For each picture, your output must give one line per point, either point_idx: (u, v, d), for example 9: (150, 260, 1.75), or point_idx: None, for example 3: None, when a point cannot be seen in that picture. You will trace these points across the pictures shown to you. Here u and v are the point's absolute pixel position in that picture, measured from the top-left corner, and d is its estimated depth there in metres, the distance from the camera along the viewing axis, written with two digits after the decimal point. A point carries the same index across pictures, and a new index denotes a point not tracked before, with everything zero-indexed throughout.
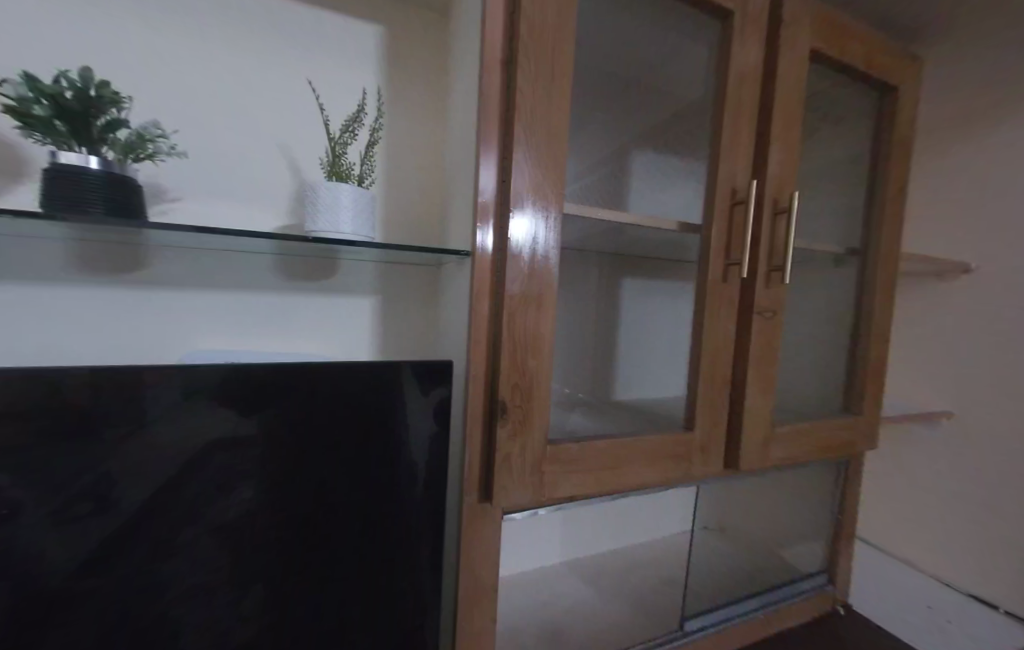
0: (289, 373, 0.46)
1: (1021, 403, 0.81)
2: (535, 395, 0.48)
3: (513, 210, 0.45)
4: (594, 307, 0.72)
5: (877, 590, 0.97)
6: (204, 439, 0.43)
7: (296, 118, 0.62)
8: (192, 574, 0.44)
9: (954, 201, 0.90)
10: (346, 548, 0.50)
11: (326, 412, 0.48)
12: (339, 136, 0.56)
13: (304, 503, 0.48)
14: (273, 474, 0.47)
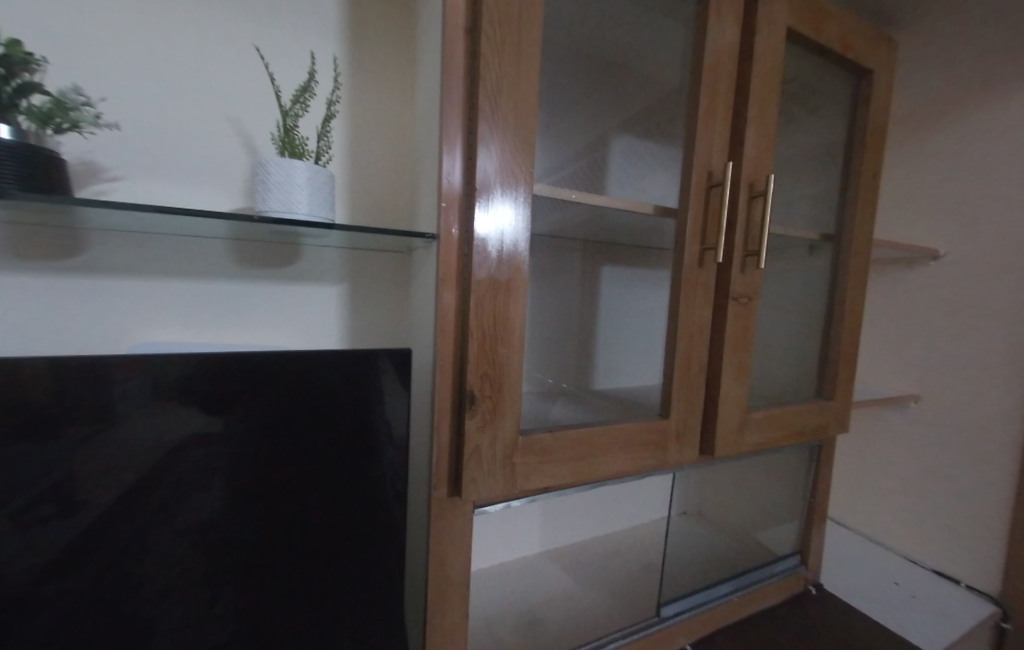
0: (256, 368, 0.46)
1: (974, 380, 0.93)
2: (507, 385, 0.46)
3: (478, 191, 0.43)
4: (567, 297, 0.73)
5: (850, 571, 1.00)
6: (172, 437, 0.43)
7: (243, 89, 0.57)
8: (162, 574, 0.44)
9: (921, 199, 1.00)
10: (324, 544, 0.51)
11: (298, 407, 0.48)
12: (291, 108, 0.52)
13: (279, 500, 0.48)
14: (245, 471, 0.46)
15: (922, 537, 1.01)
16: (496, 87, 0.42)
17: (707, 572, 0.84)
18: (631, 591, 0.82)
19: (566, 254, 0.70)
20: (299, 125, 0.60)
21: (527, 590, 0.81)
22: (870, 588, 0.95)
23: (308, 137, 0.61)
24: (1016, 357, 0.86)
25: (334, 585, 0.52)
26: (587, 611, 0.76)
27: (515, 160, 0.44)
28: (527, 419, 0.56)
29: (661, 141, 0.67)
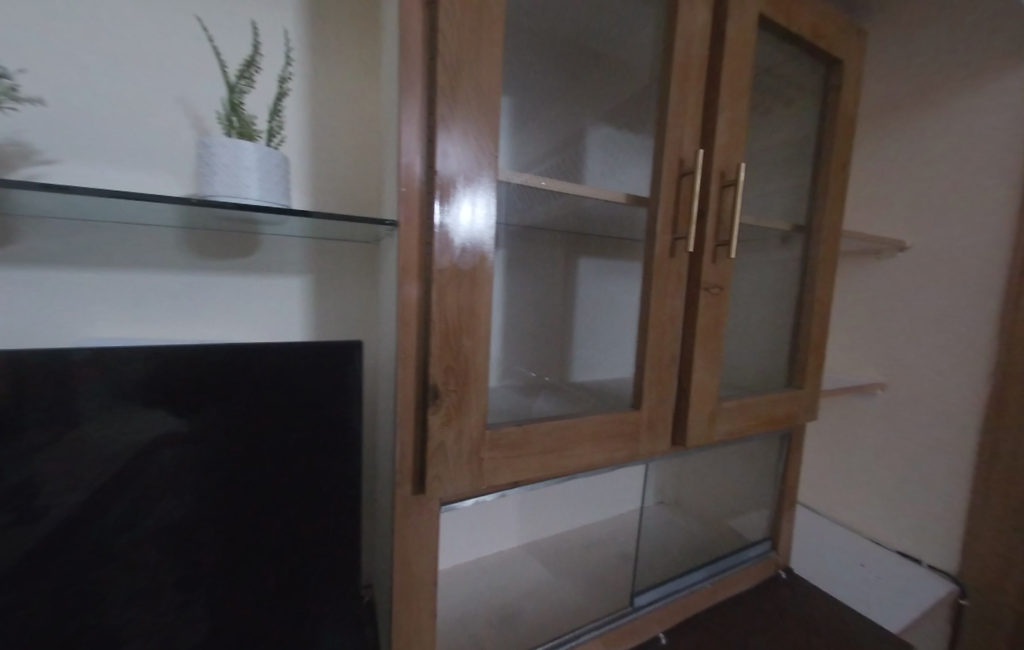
0: (236, 363, 0.47)
1: (937, 368, 0.96)
2: (472, 378, 0.44)
3: (439, 175, 0.40)
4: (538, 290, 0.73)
5: (818, 554, 1.03)
6: (155, 432, 0.45)
7: (186, 62, 0.54)
8: (133, 574, 0.45)
9: (889, 191, 1.02)
10: (306, 535, 0.52)
11: (277, 401, 0.49)
12: (237, 85, 0.49)
13: (261, 491, 0.49)
14: (228, 464, 0.48)
15: (887, 520, 1.05)
16: (455, 63, 0.39)
17: (681, 560, 0.85)
18: (607, 581, 0.82)
19: (535, 246, 0.70)
20: (245, 101, 0.56)
21: (503, 584, 0.80)
22: (837, 569, 0.98)
23: (256, 115, 0.57)
24: (975, 346, 0.89)
25: (316, 577, 0.53)
26: (563, 603, 0.76)
27: (479, 142, 0.42)
28: (497, 414, 0.54)
29: (634, 130, 0.66)
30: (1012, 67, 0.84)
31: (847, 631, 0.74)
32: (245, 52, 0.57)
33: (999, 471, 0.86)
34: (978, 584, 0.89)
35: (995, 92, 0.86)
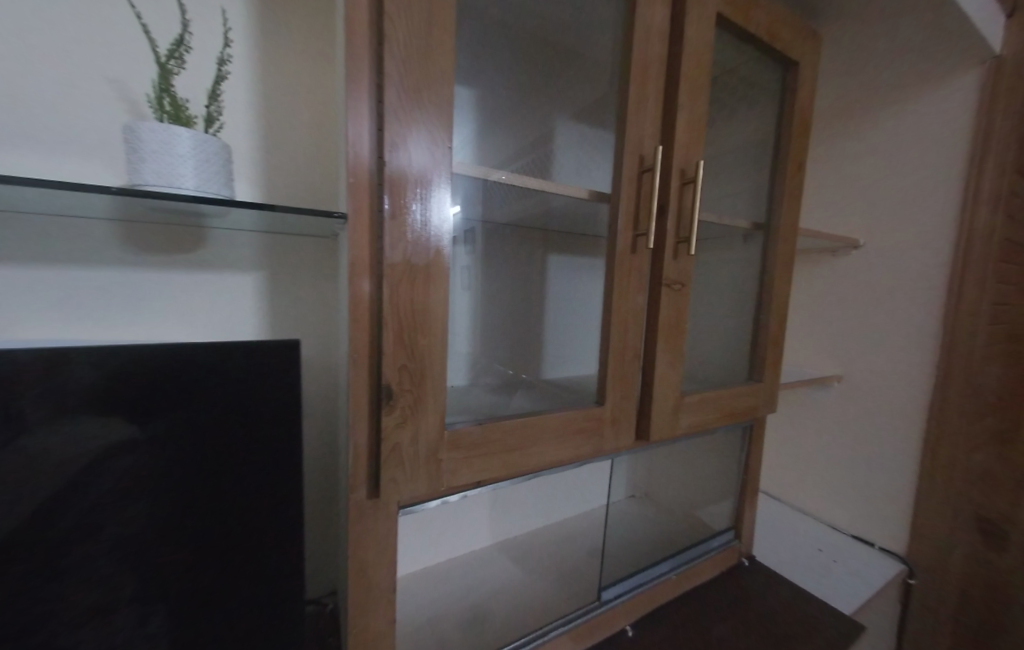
0: (169, 372, 0.44)
1: (886, 360, 1.01)
2: (429, 377, 0.43)
3: (388, 164, 0.38)
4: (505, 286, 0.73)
5: (780, 541, 1.07)
6: (96, 447, 0.41)
7: (110, 37, 0.49)
8: (86, 592, 0.42)
9: (844, 191, 1.07)
10: (258, 549, 0.49)
11: (218, 410, 0.46)
12: (163, 66, 0.46)
13: (204, 506, 0.46)
14: (163, 479, 0.44)
15: (843, 505, 1.10)
16: (404, 49, 0.38)
17: (650, 552, 0.87)
18: (576, 576, 0.83)
19: (496, 242, 0.70)
20: (175, 83, 0.52)
21: (473, 585, 0.79)
22: (797, 555, 1.02)
23: (188, 98, 0.53)
24: (921, 338, 0.95)
25: (272, 591, 0.50)
26: (533, 601, 0.75)
27: (432, 132, 0.40)
28: (458, 414, 0.53)
29: (597, 126, 0.67)
30: (953, 75, 0.89)
31: (805, 615, 0.76)
32: (172, 26, 0.53)
33: (942, 456, 0.91)
34: (924, 563, 0.95)
35: (938, 98, 0.91)
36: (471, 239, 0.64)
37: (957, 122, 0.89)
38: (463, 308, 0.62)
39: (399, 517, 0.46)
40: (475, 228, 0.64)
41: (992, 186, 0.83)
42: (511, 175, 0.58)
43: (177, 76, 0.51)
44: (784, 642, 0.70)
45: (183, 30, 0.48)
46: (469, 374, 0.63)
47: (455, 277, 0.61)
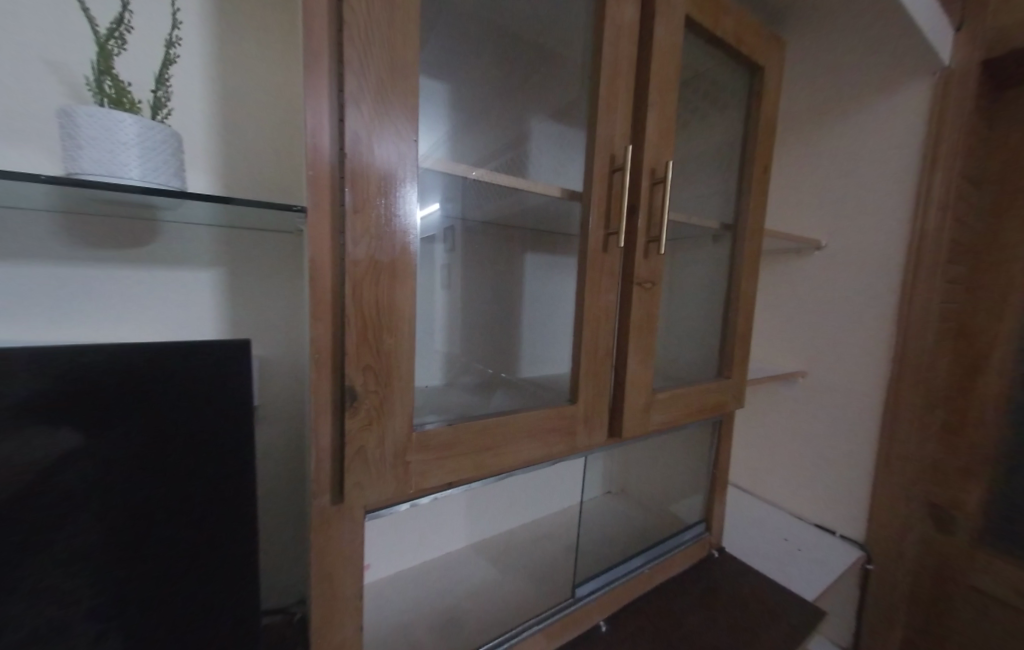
0: (112, 379, 0.41)
1: (846, 356, 1.06)
2: (396, 378, 0.41)
3: (350, 156, 0.37)
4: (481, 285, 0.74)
5: (748, 531, 1.11)
6: (39, 459, 0.38)
7: (45, 15, 0.46)
8: (28, 619, 0.38)
9: (807, 194, 1.11)
10: (217, 561, 0.47)
11: (168, 417, 0.43)
12: (103, 48, 0.43)
13: (155, 520, 0.43)
14: (106, 495, 0.41)
15: (806, 496, 1.15)
16: (365, 38, 0.36)
17: (624, 547, 0.88)
18: (552, 573, 0.83)
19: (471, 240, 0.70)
20: (117, 66, 0.49)
21: (448, 587, 0.78)
22: (765, 544, 1.06)
23: (130, 82, 0.50)
24: (877, 334, 1.00)
25: (233, 604, 0.48)
26: (508, 601, 0.75)
27: (397, 123, 0.39)
28: (428, 414, 0.52)
29: (568, 124, 0.67)
30: (906, 85, 0.94)
31: (770, 604, 0.79)
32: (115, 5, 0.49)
33: (896, 446, 0.96)
34: (880, 548, 1.00)
35: (892, 106, 0.96)
36: (452, 240, 0.67)
37: (909, 130, 0.94)
38: (449, 305, 0.66)
39: (366, 522, 0.44)
40: (448, 226, 0.64)
41: (940, 192, 0.89)
42: (483, 172, 0.58)
43: (119, 59, 0.48)
44: (752, 630, 0.73)
45: (125, 8, 0.45)
46: (445, 373, 0.64)
47: (426, 274, 0.60)
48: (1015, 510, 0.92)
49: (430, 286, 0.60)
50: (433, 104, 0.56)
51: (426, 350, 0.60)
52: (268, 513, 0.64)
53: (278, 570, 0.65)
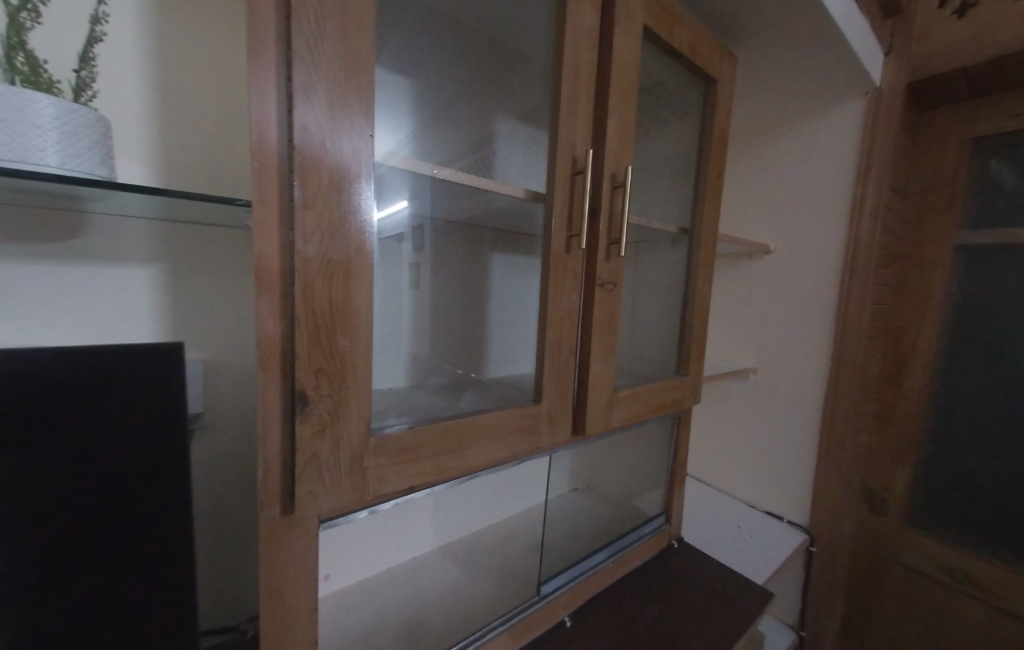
0: (31, 389, 0.37)
1: (791, 353, 1.13)
2: (352, 382, 0.40)
3: (298, 149, 0.35)
4: (444, 287, 0.74)
5: (705, 521, 1.17)
6: None
7: None
8: None
9: (757, 201, 1.18)
10: (150, 584, 0.43)
11: (95, 429, 0.40)
12: (14, 19, 0.39)
13: (78, 546, 0.39)
14: (14, 525, 0.36)
15: (757, 485, 1.22)
16: (315, 25, 0.35)
17: (588, 542, 0.90)
18: (517, 572, 0.83)
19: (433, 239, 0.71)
20: (31, 41, 0.44)
21: (413, 593, 0.77)
22: (720, 532, 1.11)
23: (46, 58, 0.45)
24: (819, 333, 1.07)
25: (172, 627, 0.45)
26: (473, 604, 0.74)
27: (350, 116, 0.37)
28: (389, 416, 0.50)
29: (531, 125, 0.67)
30: (843, 102, 1.01)
31: (724, 589, 0.83)
32: None
33: (835, 436, 1.04)
34: (822, 532, 1.08)
35: (831, 122, 1.03)
36: (420, 238, 0.68)
37: (847, 143, 1.01)
38: (418, 305, 0.68)
39: (319, 532, 0.43)
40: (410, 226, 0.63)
41: (873, 201, 0.96)
42: (445, 170, 0.57)
43: (32, 32, 0.44)
44: (708, 616, 0.76)
45: None
46: (409, 373, 0.65)
47: (387, 271, 0.58)
48: (935, 491, 1.01)
49: (390, 282, 0.58)
50: (390, 97, 0.54)
51: (389, 351, 0.59)
52: (215, 526, 0.60)
53: (226, 586, 0.62)
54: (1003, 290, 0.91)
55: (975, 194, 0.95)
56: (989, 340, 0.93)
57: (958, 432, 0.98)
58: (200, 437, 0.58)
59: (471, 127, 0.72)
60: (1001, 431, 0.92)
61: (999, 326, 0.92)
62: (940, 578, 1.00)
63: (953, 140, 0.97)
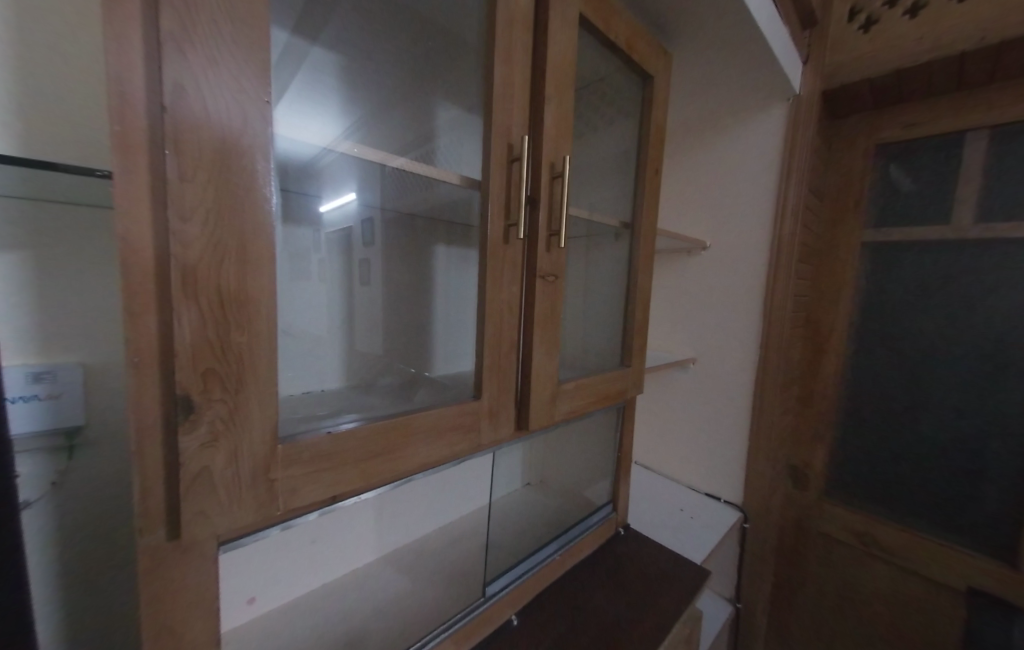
0: None
1: (725, 342, 1.19)
2: (251, 383, 0.35)
3: (170, 113, 0.30)
4: (383, 284, 0.70)
5: (648, 505, 1.21)
6: None
7: None
8: None
9: (693, 198, 1.24)
10: None
11: None
12: None
13: None
14: None
15: (696, 468, 1.28)
16: None
17: (538, 535, 0.89)
18: (464, 572, 0.80)
19: (371, 236, 0.68)
20: None
21: (351, 608, 0.72)
22: (663, 516, 1.16)
23: None
24: (749, 324, 1.14)
25: None
26: (416, 611, 0.71)
27: (238, 77, 0.32)
28: (311, 419, 0.46)
29: (464, 108, 0.64)
30: (768, 106, 1.08)
31: (666, 572, 0.86)
32: None
33: (764, 420, 1.11)
34: (754, 510, 1.15)
35: (758, 125, 1.10)
36: (370, 233, 0.68)
37: (772, 145, 1.08)
38: (365, 304, 0.68)
39: (219, 556, 0.37)
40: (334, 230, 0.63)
41: (794, 200, 1.03)
42: (365, 151, 0.54)
43: None
44: (651, 600, 0.78)
45: None
46: (345, 375, 0.64)
47: (298, 269, 0.56)
48: (848, 466, 1.12)
49: (315, 278, 0.58)
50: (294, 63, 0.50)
51: (312, 353, 0.58)
52: (101, 556, 0.52)
53: (124, 619, 0.54)
54: (902, 282, 1.02)
55: (879, 196, 1.05)
56: (891, 327, 1.04)
57: (865, 412, 1.08)
58: (83, 452, 0.50)
59: (407, 113, 0.69)
60: (901, 408, 1.03)
61: (899, 315, 1.03)
62: (853, 544, 1.10)
63: (861, 147, 1.06)
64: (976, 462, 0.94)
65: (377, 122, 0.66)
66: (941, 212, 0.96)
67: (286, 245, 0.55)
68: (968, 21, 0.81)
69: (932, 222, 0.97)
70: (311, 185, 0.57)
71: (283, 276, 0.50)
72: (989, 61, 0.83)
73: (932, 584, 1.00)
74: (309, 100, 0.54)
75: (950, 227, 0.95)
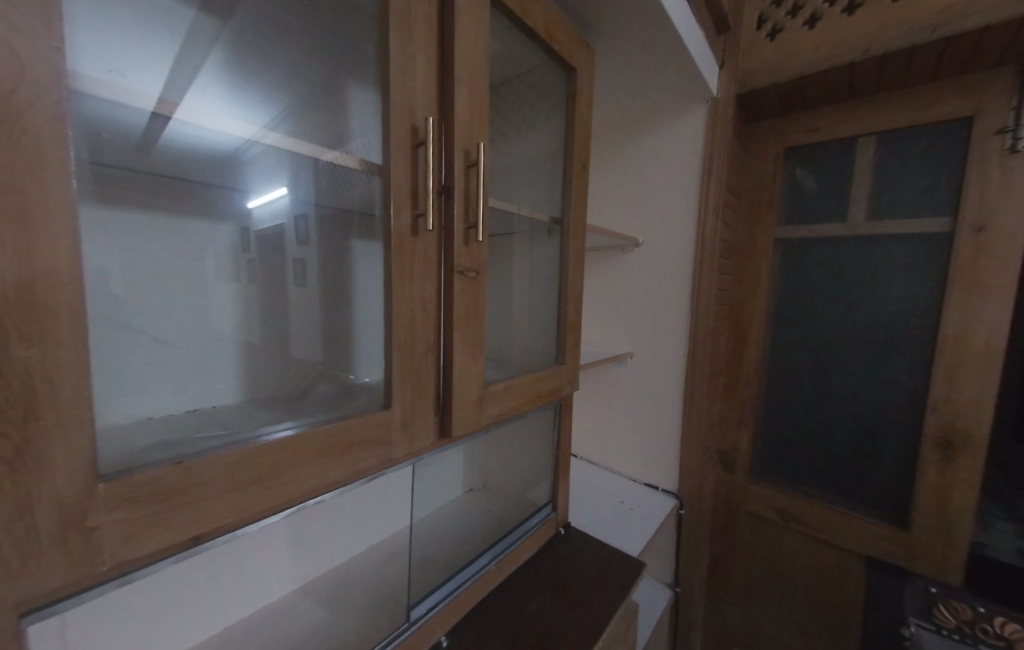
0: None
1: (656, 336, 1.23)
2: (49, 412, 0.27)
3: None
4: (320, 290, 0.61)
5: (588, 499, 1.22)
6: None
7: None
8: None
9: (624, 196, 1.26)
10: None
11: None
12: None
13: None
14: None
15: (634, 459, 1.31)
16: None
17: (474, 544, 0.85)
18: (390, 594, 0.74)
19: (298, 230, 0.59)
20: None
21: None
22: (603, 509, 1.17)
23: None
24: (679, 317, 1.17)
25: None
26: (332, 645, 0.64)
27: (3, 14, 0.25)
28: (187, 441, 0.39)
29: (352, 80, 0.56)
30: (689, 108, 1.12)
31: (604, 568, 0.85)
32: None
33: (694, 410, 1.15)
34: (688, 497, 1.19)
35: (683, 124, 1.13)
36: (304, 230, 0.59)
37: (694, 145, 1.11)
38: (298, 309, 0.60)
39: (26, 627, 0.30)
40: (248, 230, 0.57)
41: (714, 198, 1.08)
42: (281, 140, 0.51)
43: None
44: (588, 600, 0.77)
45: None
46: (250, 388, 0.56)
47: (224, 270, 0.55)
48: (769, 448, 1.19)
49: (217, 283, 0.54)
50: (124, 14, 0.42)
51: (205, 364, 0.53)
52: None
53: None
54: (810, 276, 1.10)
55: (788, 195, 1.12)
56: (801, 318, 1.12)
57: (782, 397, 1.16)
58: None
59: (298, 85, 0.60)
60: (811, 392, 1.11)
61: (807, 306, 1.11)
62: (776, 521, 1.18)
63: (772, 149, 1.13)
64: (873, 437, 1.04)
65: (302, 110, 0.57)
66: (839, 211, 1.05)
67: (181, 246, 0.51)
68: (856, 34, 0.89)
69: (831, 219, 1.06)
70: (233, 176, 0.54)
71: (119, 273, 0.43)
72: (874, 70, 0.90)
73: (843, 552, 1.08)
74: (201, 76, 0.49)
75: (846, 225, 1.04)
